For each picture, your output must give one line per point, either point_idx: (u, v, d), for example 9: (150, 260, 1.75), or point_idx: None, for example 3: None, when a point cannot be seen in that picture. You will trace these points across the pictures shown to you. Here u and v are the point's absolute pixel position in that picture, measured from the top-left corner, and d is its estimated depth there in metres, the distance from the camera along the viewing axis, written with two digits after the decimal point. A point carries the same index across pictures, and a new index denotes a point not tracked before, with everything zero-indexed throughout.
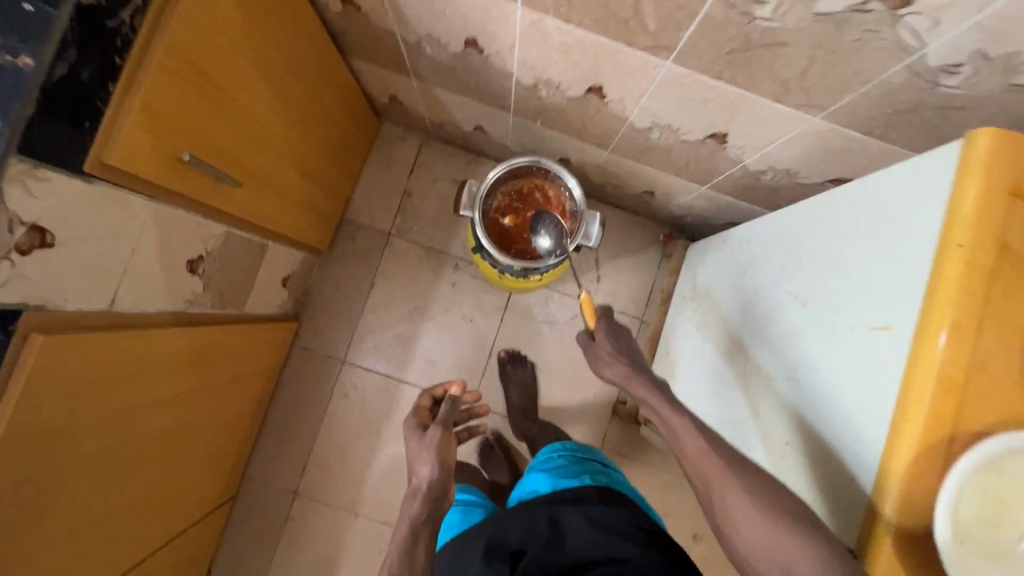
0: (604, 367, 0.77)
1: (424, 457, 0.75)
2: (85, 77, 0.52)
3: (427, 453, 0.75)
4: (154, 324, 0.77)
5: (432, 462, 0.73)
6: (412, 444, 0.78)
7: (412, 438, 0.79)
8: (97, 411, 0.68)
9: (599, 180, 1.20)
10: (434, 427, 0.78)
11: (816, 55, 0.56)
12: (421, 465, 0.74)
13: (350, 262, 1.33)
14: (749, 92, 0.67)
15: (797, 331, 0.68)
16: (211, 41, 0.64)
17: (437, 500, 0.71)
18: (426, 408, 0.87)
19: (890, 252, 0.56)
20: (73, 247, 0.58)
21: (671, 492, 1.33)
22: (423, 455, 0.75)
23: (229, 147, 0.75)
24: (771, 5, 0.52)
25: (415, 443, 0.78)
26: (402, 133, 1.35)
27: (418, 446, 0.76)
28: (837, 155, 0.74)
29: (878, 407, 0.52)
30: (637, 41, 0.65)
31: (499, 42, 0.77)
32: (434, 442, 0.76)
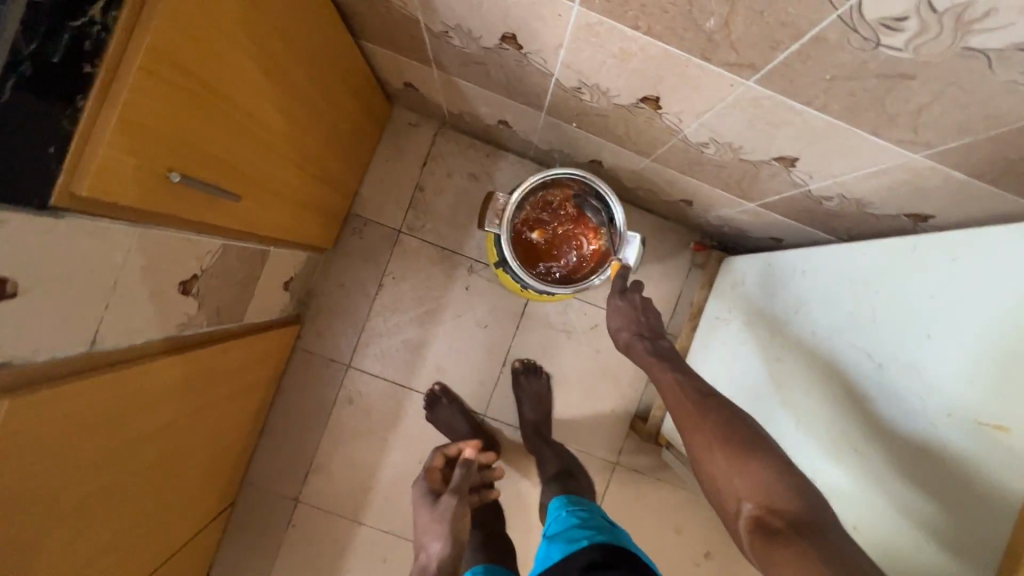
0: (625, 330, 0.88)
1: (434, 532, 0.78)
2: (56, 61, 0.43)
3: (438, 528, 0.78)
4: (142, 355, 0.69)
5: (442, 539, 0.77)
6: (424, 515, 0.82)
7: (423, 508, 0.84)
8: (81, 462, 0.60)
9: (632, 184, 1.10)
10: (447, 498, 0.81)
11: (945, 92, 0.46)
12: (431, 540, 0.77)
13: (357, 260, 1.23)
14: (841, 122, 0.56)
15: (873, 399, 0.65)
16: (211, 41, 0.54)
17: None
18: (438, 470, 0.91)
19: (999, 338, 0.53)
20: (39, 291, 0.50)
21: (687, 509, 1.27)
22: (434, 529, 0.78)
23: (237, 161, 0.67)
24: (908, 33, 0.41)
25: (426, 512, 0.83)
26: (415, 121, 1.23)
27: (429, 518, 0.81)
28: (926, 193, 0.64)
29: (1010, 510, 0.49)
30: (717, 56, 0.54)
31: (542, 41, 0.66)
32: (446, 514, 0.80)
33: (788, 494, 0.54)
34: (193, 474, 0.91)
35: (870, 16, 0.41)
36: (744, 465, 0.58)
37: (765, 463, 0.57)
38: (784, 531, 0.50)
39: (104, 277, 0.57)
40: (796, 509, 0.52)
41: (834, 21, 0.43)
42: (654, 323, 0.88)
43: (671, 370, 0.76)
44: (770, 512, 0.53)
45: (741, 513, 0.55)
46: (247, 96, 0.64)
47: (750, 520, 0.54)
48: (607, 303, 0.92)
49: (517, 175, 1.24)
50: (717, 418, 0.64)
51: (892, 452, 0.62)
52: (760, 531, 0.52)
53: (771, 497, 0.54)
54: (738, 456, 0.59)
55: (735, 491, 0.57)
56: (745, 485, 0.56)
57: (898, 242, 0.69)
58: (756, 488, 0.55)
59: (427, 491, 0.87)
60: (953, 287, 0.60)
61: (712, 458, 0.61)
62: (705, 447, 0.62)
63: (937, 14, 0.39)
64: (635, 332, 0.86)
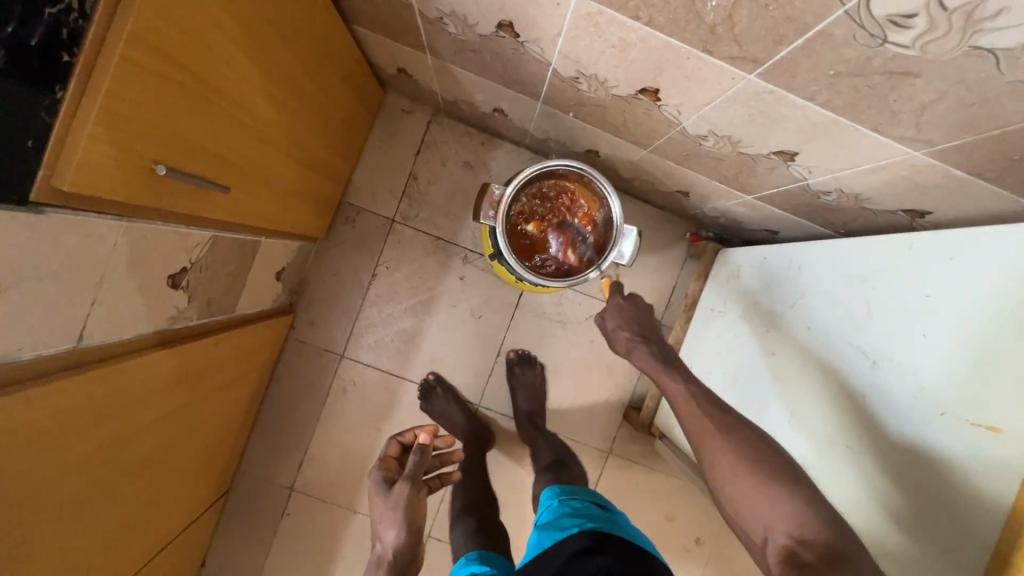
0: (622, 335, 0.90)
1: (390, 520, 0.77)
2: (34, 44, 0.42)
3: (393, 516, 0.77)
4: (131, 350, 0.67)
5: (397, 526, 0.75)
6: (379, 503, 0.80)
7: (377, 495, 0.80)
8: (72, 458, 0.59)
9: (629, 174, 1.09)
10: (399, 485, 0.79)
11: (950, 91, 0.45)
12: (387, 529, 0.76)
13: (350, 250, 1.22)
14: (843, 117, 0.55)
15: (865, 397, 0.66)
16: (196, 31, 0.52)
17: (402, 566, 0.73)
18: (394, 459, 0.87)
19: (993, 339, 0.54)
20: (21, 288, 0.48)
21: (679, 496, 1.28)
22: (388, 517, 0.77)
23: (225, 152, 0.65)
24: (917, 30, 0.40)
25: (381, 500, 0.80)
26: (409, 107, 1.20)
27: (383, 506, 0.78)
28: (925, 190, 0.63)
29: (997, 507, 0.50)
30: (719, 48, 0.52)
31: (539, 29, 0.64)
32: (400, 502, 0.78)
33: (817, 524, 0.54)
34: (187, 465, 0.91)
35: (878, 12, 0.40)
36: (768, 491, 0.58)
37: (789, 492, 0.57)
38: (816, 565, 0.51)
39: (90, 273, 0.56)
40: (827, 539, 0.53)
41: (841, 15, 0.42)
42: (651, 324, 0.91)
43: (676, 376, 0.77)
44: (801, 544, 0.53)
45: (774, 543, 0.56)
46: (234, 86, 0.62)
47: (780, 549, 0.54)
48: (607, 303, 0.95)
49: (513, 163, 1.22)
50: (737, 441, 0.64)
51: (882, 449, 0.63)
52: (790, 563, 0.52)
53: (802, 528, 0.54)
54: (763, 483, 0.59)
55: (763, 520, 0.58)
56: (774, 515, 0.57)
57: (894, 239, 0.69)
58: (789, 517, 0.56)
59: (381, 479, 0.83)
60: (948, 288, 0.60)
61: (736, 482, 0.61)
62: (728, 470, 0.62)
63: (947, 11, 0.38)
64: (635, 334, 0.88)
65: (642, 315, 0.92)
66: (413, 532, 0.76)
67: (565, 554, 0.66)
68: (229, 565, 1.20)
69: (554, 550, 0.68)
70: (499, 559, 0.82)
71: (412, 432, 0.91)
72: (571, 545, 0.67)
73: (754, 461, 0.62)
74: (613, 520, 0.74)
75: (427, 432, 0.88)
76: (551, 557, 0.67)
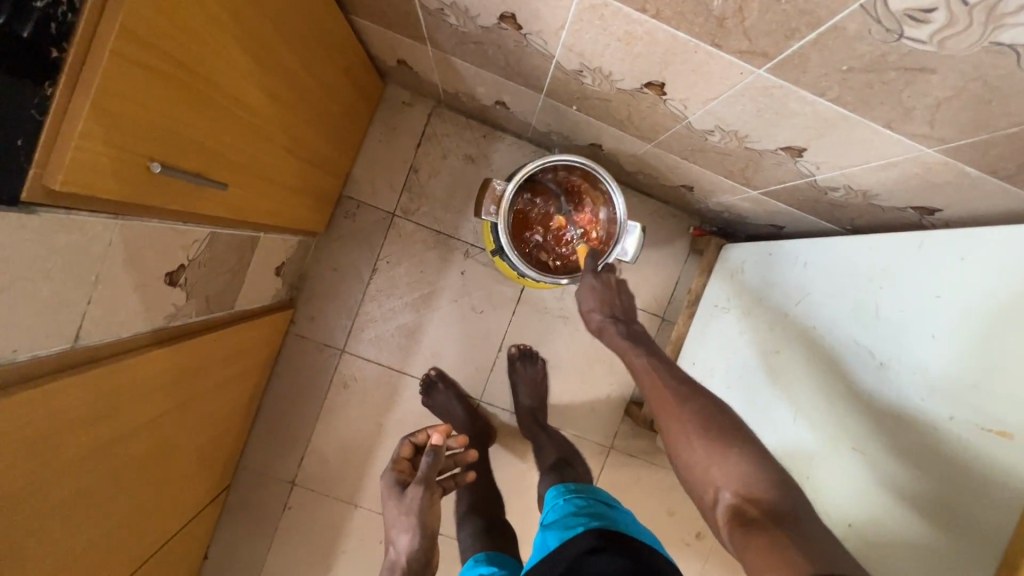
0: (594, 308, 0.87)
1: (403, 524, 0.76)
2: (26, 35, 0.41)
3: (406, 520, 0.76)
4: (128, 348, 0.66)
5: (411, 531, 0.75)
6: (391, 507, 0.79)
7: (391, 499, 0.79)
8: (71, 458, 0.58)
9: (632, 168, 1.07)
10: (413, 489, 0.77)
11: (966, 87, 0.44)
12: (400, 534, 0.76)
13: (350, 244, 1.20)
14: (854, 113, 0.54)
15: (872, 397, 0.65)
16: (191, 26, 0.51)
17: (416, 571, 0.74)
18: (406, 461, 0.84)
19: (1002, 340, 0.53)
20: (16, 289, 0.47)
21: (680, 491, 1.28)
22: (401, 522, 0.76)
23: (222, 148, 0.64)
24: (936, 25, 0.39)
25: (394, 503, 0.79)
26: (409, 99, 1.19)
27: (396, 510, 0.77)
28: (937, 187, 0.61)
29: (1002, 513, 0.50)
30: (728, 43, 0.51)
31: (543, 21, 0.62)
32: (414, 506, 0.76)
33: (765, 486, 0.51)
34: (188, 460, 0.91)
35: (895, 6, 0.39)
36: (722, 454, 0.56)
37: (743, 455, 0.55)
38: (760, 519, 0.48)
39: (86, 270, 0.55)
40: (776, 500, 0.50)
41: (857, 9, 0.40)
42: (627, 306, 0.87)
43: (642, 353, 0.75)
44: (748, 501, 0.51)
45: (721, 504, 0.53)
46: (230, 82, 0.61)
47: (728, 509, 0.51)
48: (582, 283, 0.90)
49: (514, 157, 1.20)
50: (696, 409, 0.62)
51: (890, 450, 0.62)
52: (736, 520, 0.50)
53: (750, 487, 0.52)
54: (717, 445, 0.57)
55: (713, 480, 0.55)
56: (725, 475, 0.54)
57: (903, 237, 0.68)
58: (735, 478, 0.53)
59: (394, 482, 0.81)
60: (957, 287, 0.59)
61: (691, 447, 0.58)
62: (683, 437, 0.60)
63: (968, 5, 0.36)
64: (606, 313, 0.85)
65: (614, 295, 0.88)
66: (426, 536, 0.76)
67: (571, 555, 0.65)
68: (232, 557, 1.20)
69: (560, 550, 0.68)
70: (506, 559, 0.82)
71: (425, 432, 0.87)
72: (576, 545, 0.67)
73: (709, 426, 0.59)
74: (617, 517, 0.74)
75: (440, 431, 0.83)
76: (557, 559, 0.66)
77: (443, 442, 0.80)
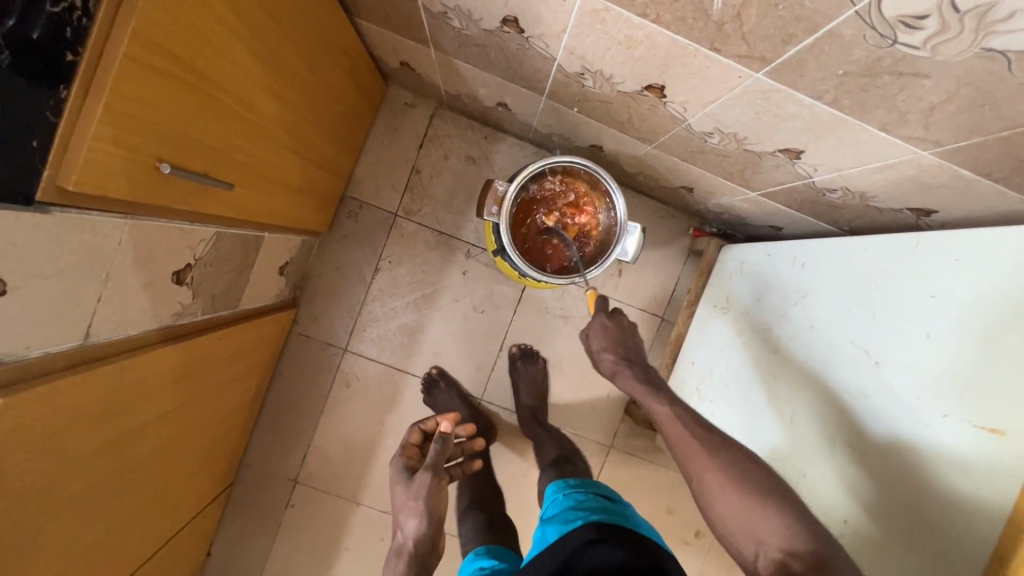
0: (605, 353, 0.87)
1: (411, 509, 0.77)
2: (36, 36, 0.41)
3: (414, 505, 0.77)
4: (136, 346, 0.68)
5: (418, 516, 0.76)
6: (399, 491, 0.79)
7: (399, 484, 0.80)
8: (79, 453, 0.60)
9: (632, 169, 1.08)
10: (421, 474, 0.77)
11: (959, 92, 0.45)
12: (408, 518, 0.77)
13: (352, 244, 1.21)
14: (850, 116, 0.55)
15: (868, 396, 0.66)
16: (198, 31, 0.52)
17: (423, 554, 0.76)
18: (415, 447, 0.84)
19: (994, 339, 0.54)
20: (30, 286, 0.49)
21: (678, 489, 1.29)
22: (409, 507, 0.76)
23: (229, 149, 0.65)
24: (928, 32, 0.40)
25: (402, 489, 0.79)
26: (411, 101, 1.20)
27: (405, 496, 0.78)
28: (933, 189, 0.62)
29: (992, 506, 0.51)
30: (726, 47, 0.52)
31: (546, 25, 0.63)
32: (422, 491, 0.77)
33: (804, 536, 0.55)
34: (192, 458, 0.91)
35: (889, 12, 0.40)
36: (759, 506, 0.59)
37: (778, 506, 0.58)
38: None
39: (97, 269, 0.56)
40: (815, 549, 0.54)
41: (851, 16, 0.41)
42: (637, 347, 0.88)
43: (659, 397, 0.77)
44: (790, 555, 0.54)
45: (764, 559, 0.56)
46: (236, 86, 0.62)
47: (772, 565, 0.55)
48: (592, 322, 0.90)
49: (515, 158, 1.21)
50: (723, 458, 0.65)
51: (884, 447, 0.63)
52: (782, 575, 0.53)
53: (789, 539, 0.55)
54: (755, 500, 0.59)
55: (754, 534, 0.58)
56: (765, 528, 0.57)
57: (899, 239, 0.69)
58: (774, 530, 0.56)
59: (403, 468, 0.81)
60: (951, 288, 0.60)
61: (726, 499, 0.61)
62: (718, 488, 0.63)
63: (959, 14, 0.37)
64: (619, 356, 0.86)
65: (626, 338, 0.88)
66: (433, 521, 0.77)
67: (570, 547, 0.66)
68: (234, 555, 1.21)
69: (559, 543, 0.68)
70: (507, 553, 0.83)
71: (433, 420, 0.88)
72: (575, 538, 0.67)
73: (743, 479, 0.62)
74: (615, 510, 0.75)
75: (449, 420, 0.85)
76: (556, 551, 0.67)
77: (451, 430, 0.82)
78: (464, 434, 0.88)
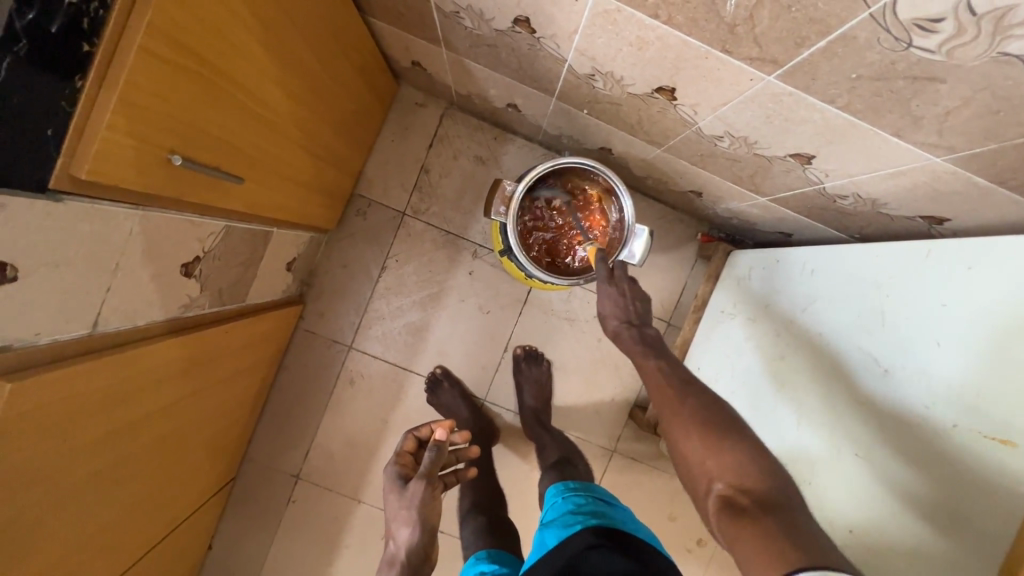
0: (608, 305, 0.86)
1: (403, 519, 0.76)
2: (53, 31, 0.42)
3: (407, 515, 0.76)
4: (144, 337, 0.69)
5: (411, 526, 0.75)
6: (392, 500, 0.79)
7: (392, 493, 0.79)
8: (86, 440, 0.60)
9: (641, 173, 1.08)
10: (414, 484, 0.76)
11: (974, 98, 0.44)
12: (400, 528, 0.76)
13: (360, 241, 1.22)
14: (863, 121, 0.54)
15: (878, 405, 0.65)
16: (213, 24, 0.52)
17: (415, 565, 0.76)
18: (409, 454, 0.85)
19: (1008, 350, 0.53)
20: (42, 276, 0.49)
21: (682, 497, 1.28)
22: (401, 517, 0.76)
23: (240, 143, 0.66)
24: (943, 35, 0.40)
25: (396, 496, 0.79)
26: (422, 100, 1.20)
27: (397, 505, 0.77)
28: (946, 197, 0.62)
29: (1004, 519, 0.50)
30: (738, 49, 0.52)
31: (556, 26, 0.64)
32: (414, 501, 0.76)
33: (759, 476, 0.51)
34: (196, 449, 0.92)
35: (904, 16, 0.39)
36: (717, 445, 0.56)
37: (739, 448, 0.54)
38: (751, 510, 0.48)
39: (106, 261, 0.57)
40: (764, 489, 0.50)
41: (865, 18, 0.41)
42: (643, 310, 0.85)
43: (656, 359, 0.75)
44: (739, 491, 0.50)
45: (713, 494, 0.52)
46: (249, 80, 0.62)
47: (719, 499, 0.51)
48: (599, 288, 0.88)
49: (525, 159, 1.21)
50: (694, 405, 0.62)
51: (892, 457, 0.63)
52: (726, 510, 0.50)
53: (742, 477, 0.52)
54: (711, 438, 0.56)
55: (707, 470, 0.54)
56: (718, 465, 0.54)
57: (910, 246, 0.68)
58: (730, 469, 0.53)
59: (397, 475, 0.81)
60: (964, 297, 0.59)
61: (688, 440, 0.58)
62: (682, 429, 0.60)
63: (976, 17, 0.37)
64: (626, 320, 0.83)
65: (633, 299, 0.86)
66: (426, 531, 0.77)
67: (569, 553, 0.66)
68: (235, 549, 1.21)
69: (558, 548, 0.68)
70: (508, 557, 0.83)
71: (428, 427, 0.89)
72: (575, 543, 0.67)
73: (707, 423, 0.59)
74: (615, 514, 0.75)
75: (443, 428, 0.83)
76: (554, 557, 0.67)
77: (446, 439, 0.80)
78: (461, 442, 0.87)
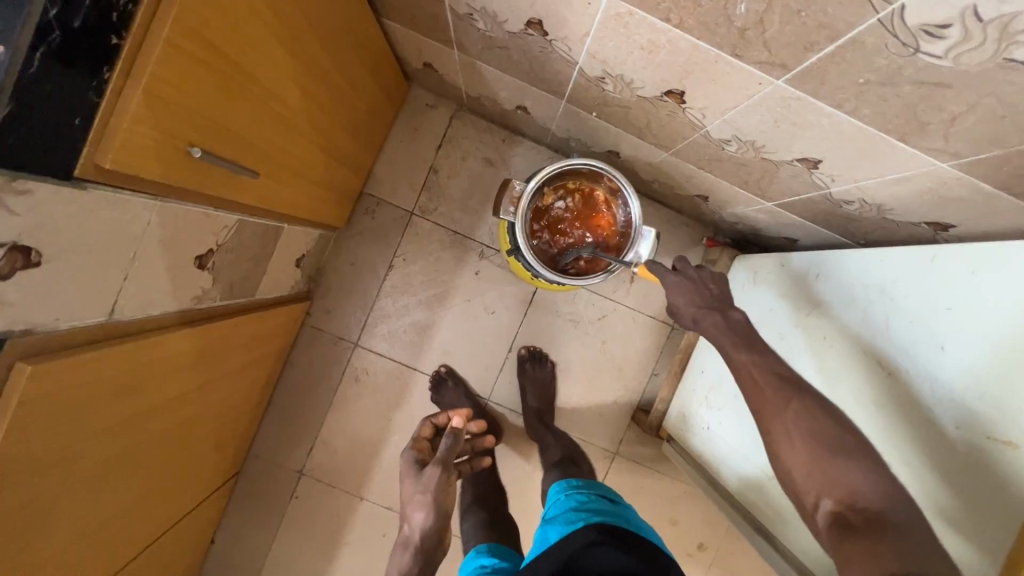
0: (682, 297, 0.80)
1: (419, 502, 0.77)
2: (76, 25, 0.42)
3: (422, 498, 0.77)
4: (157, 327, 0.70)
5: (426, 510, 0.76)
6: (408, 484, 0.80)
7: (408, 477, 0.81)
8: (101, 426, 0.62)
9: (649, 176, 1.09)
10: (431, 468, 0.79)
11: (980, 103, 0.45)
12: (415, 511, 0.77)
13: (369, 240, 1.23)
14: (869, 126, 0.55)
15: (881, 408, 0.66)
16: (236, 20, 0.54)
17: (428, 548, 0.75)
18: (426, 441, 0.87)
19: (1011, 354, 0.54)
20: (62, 261, 0.51)
21: (683, 500, 1.28)
22: (416, 500, 0.77)
23: (257, 138, 0.67)
24: (950, 41, 0.41)
25: (411, 482, 0.80)
26: (432, 102, 1.22)
27: (413, 488, 0.79)
28: (951, 202, 0.62)
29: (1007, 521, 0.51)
30: (748, 53, 0.53)
31: (569, 28, 0.65)
32: (431, 485, 0.78)
33: (871, 493, 0.53)
34: (203, 441, 0.93)
35: (911, 21, 0.40)
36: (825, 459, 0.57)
37: (851, 463, 0.56)
38: (861, 526, 0.51)
39: (124, 249, 0.58)
40: (878, 508, 0.52)
41: (874, 24, 0.42)
42: (722, 293, 0.78)
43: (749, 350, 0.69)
44: (851, 509, 0.53)
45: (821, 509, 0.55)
46: (267, 77, 0.64)
47: (829, 515, 0.54)
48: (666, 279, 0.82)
49: (533, 161, 1.23)
50: (795, 410, 0.61)
51: (893, 460, 0.64)
52: (838, 526, 0.53)
53: (851, 494, 0.54)
54: (820, 451, 0.57)
55: (815, 483, 0.57)
56: (828, 481, 0.56)
57: (915, 251, 0.68)
58: (833, 485, 0.55)
59: (413, 461, 0.83)
60: (970, 302, 0.60)
61: (790, 447, 0.59)
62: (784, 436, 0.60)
63: (982, 23, 0.38)
64: (710, 304, 0.77)
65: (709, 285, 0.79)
66: (439, 516, 0.77)
67: (571, 547, 0.66)
68: (237, 544, 1.22)
69: (560, 542, 0.68)
70: (508, 552, 0.83)
71: (445, 415, 0.90)
72: (577, 538, 0.67)
73: (811, 435, 0.59)
74: (616, 512, 0.75)
75: (459, 417, 0.87)
76: (555, 552, 0.67)
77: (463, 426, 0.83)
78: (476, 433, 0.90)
